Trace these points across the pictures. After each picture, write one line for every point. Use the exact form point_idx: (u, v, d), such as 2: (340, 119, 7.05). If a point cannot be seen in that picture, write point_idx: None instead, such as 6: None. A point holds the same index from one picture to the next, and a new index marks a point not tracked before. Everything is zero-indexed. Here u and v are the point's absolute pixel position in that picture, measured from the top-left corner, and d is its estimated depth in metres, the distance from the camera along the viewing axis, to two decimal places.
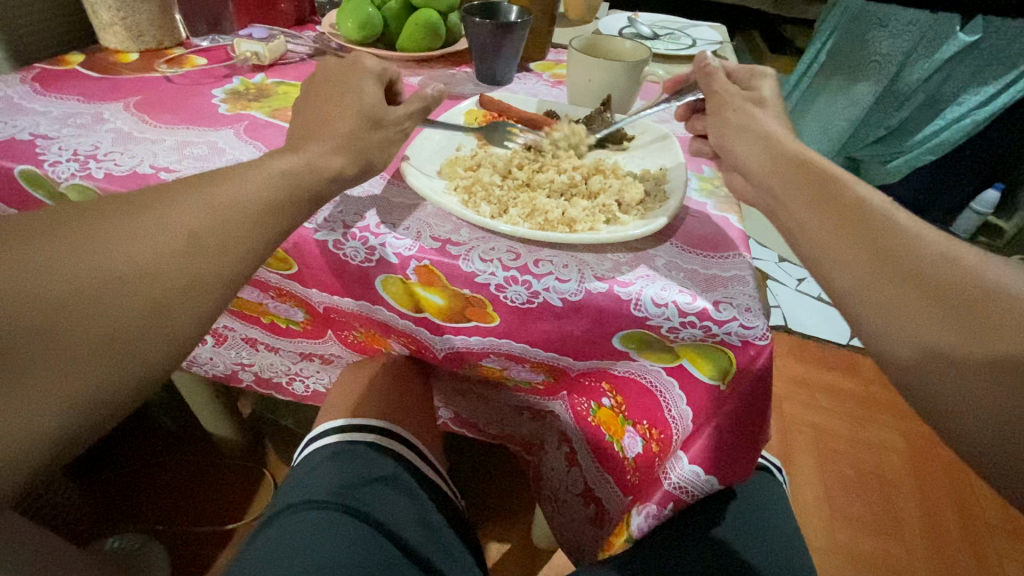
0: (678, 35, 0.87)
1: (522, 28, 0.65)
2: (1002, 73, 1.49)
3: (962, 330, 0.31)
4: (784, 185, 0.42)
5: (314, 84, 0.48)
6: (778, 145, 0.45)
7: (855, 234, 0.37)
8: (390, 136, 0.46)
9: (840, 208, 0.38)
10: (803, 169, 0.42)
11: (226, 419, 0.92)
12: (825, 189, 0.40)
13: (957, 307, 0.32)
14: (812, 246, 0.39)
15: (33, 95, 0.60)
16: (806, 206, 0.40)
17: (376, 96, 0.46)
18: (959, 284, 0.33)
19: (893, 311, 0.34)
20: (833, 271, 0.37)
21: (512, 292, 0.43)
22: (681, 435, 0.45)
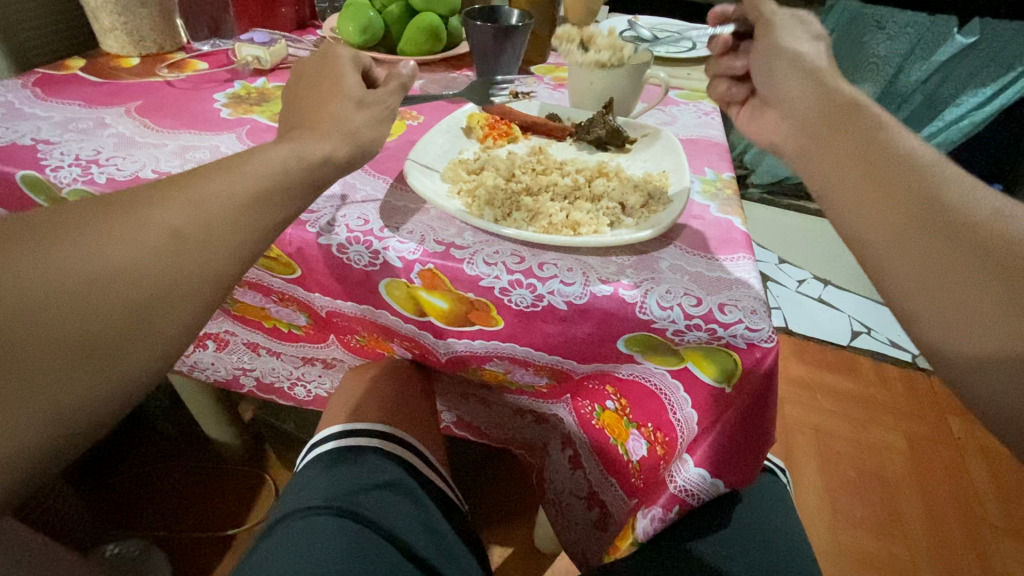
0: (678, 38, 0.87)
1: (522, 31, 0.65)
2: (998, 74, 1.49)
3: (989, 283, 0.31)
4: (825, 123, 0.41)
5: (296, 79, 0.48)
6: (824, 87, 0.43)
7: (893, 188, 0.36)
8: (376, 114, 0.45)
9: (875, 155, 0.37)
10: (845, 109, 0.41)
11: (227, 424, 0.92)
12: (863, 133, 0.39)
13: (988, 261, 0.32)
14: (842, 193, 0.38)
15: (34, 100, 0.60)
16: (843, 148, 0.39)
17: (356, 82, 0.46)
18: (992, 236, 0.32)
19: (918, 262, 0.33)
20: (860, 219, 0.37)
21: (516, 295, 0.43)
22: (687, 438, 0.45)
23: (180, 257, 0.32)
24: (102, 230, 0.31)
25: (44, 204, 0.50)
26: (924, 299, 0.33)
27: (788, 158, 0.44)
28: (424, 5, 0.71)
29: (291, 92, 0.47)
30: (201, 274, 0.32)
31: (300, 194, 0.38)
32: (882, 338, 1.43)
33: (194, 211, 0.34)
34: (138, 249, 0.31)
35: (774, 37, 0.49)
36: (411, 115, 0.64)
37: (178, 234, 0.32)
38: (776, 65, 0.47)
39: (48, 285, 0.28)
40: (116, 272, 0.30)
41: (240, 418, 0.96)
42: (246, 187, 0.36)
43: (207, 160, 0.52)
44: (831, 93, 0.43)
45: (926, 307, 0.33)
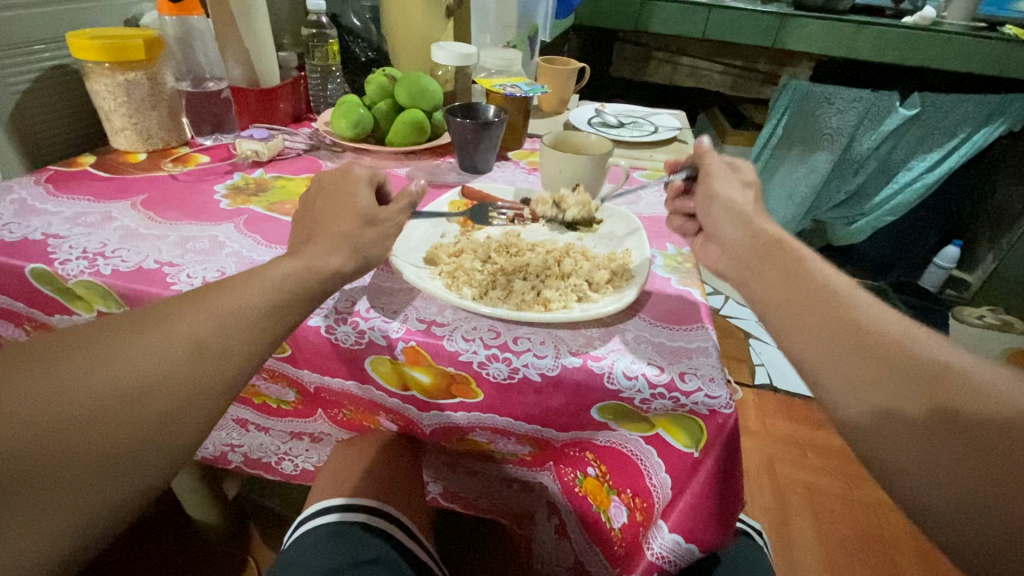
0: (642, 122, 0.96)
1: (499, 125, 0.72)
2: (943, 141, 1.66)
3: (914, 393, 0.34)
4: (754, 267, 0.45)
5: (310, 193, 0.52)
6: (757, 231, 0.47)
7: (820, 322, 0.39)
8: (386, 232, 0.49)
9: (803, 292, 0.41)
10: (774, 250, 0.45)
11: (212, 502, 0.91)
12: (794, 272, 0.43)
13: (913, 381, 0.34)
14: (767, 301, 0.43)
15: (45, 196, 0.64)
16: (769, 266, 0.44)
17: (369, 201, 0.49)
18: (914, 363, 0.35)
19: (824, 357, 0.37)
20: (781, 325, 0.41)
21: (493, 368, 0.46)
22: (663, 503, 0.46)
23: (184, 348, 0.35)
24: (128, 333, 0.35)
25: (52, 294, 0.53)
26: (844, 397, 0.36)
27: (730, 287, 0.48)
28: (410, 102, 0.79)
29: (307, 201, 0.51)
30: (208, 366, 0.36)
31: (293, 288, 0.41)
32: None
33: (205, 312, 0.38)
34: (152, 348, 0.35)
35: (708, 184, 0.53)
36: None
37: (190, 329, 0.36)
38: (715, 206, 0.51)
39: (81, 383, 0.32)
40: (132, 368, 0.33)
41: (225, 496, 0.95)
42: (251, 283, 0.40)
43: (206, 250, 0.56)
44: (759, 236, 0.47)
45: (837, 398, 0.36)
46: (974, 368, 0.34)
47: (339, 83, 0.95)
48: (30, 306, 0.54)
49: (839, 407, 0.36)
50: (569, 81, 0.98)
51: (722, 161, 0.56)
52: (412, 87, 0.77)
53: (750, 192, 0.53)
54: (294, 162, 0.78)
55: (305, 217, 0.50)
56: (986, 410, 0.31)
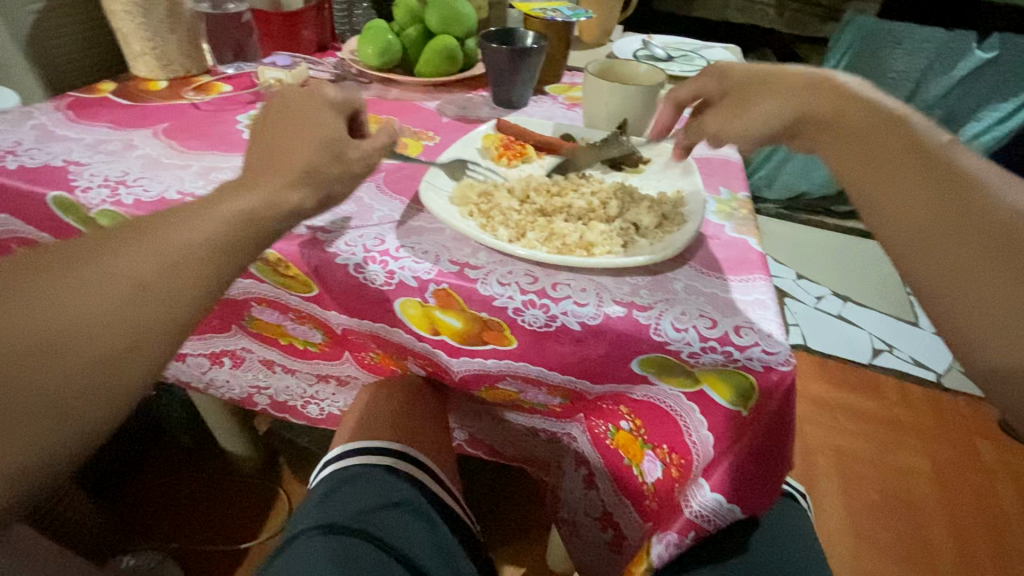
0: (693, 56, 0.88)
1: (538, 52, 0.66)
2: (1021, 89, 1.49)
3: (997, 255, 0.33)
4: (844, 144, 0.40)
5: (272, 112, 0.45)
6: (794, 108, 0.43)
7: (919, 185, 0.36)
8: (355, 170, 0.43)
9: (878, 154, 0.38)
10: (828, 113, 0.41)
11: (243, 437, 0.93)
12: (908, 151, 0.37)
13: (992, 239, 0.33)
14: (881, 200, 0.37)
15: (66, 123, 0.62)
16: (883, 151, 0.38)
17: (338, 128, 0.43)
18: (998, 218, 0.34)
19: (949, 257, 0.34)
20: (895, 235, 0.37)
21: (529, 315, 0.43)
22: (703, 462, 0.44)
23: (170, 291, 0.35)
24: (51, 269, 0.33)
25: (73, 223, 0.51)
26: (976, 330, 0.33)
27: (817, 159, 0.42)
28: (441, 27, 0.73)
29: (262, 126, 0.44)
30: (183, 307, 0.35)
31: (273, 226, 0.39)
32: (906, 356, 1.40)
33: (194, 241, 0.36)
34: (124, 291, 0.34)
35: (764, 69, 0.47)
36: (428, 134, 0.65)
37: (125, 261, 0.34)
38: (722, 110, 0.49)
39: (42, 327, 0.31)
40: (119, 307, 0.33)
41: (255, 432, 0.97)
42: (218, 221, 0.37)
43: (230, 179, 0.54)
44: (829, 104, 0.41)
45: (951, 313, 0.34)
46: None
47: (366, 9, 0.88)
48: (54, 236, 0.53)
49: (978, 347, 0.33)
50: (614, 9, 0.90)
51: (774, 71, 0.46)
52: (444, 9, 0.71)
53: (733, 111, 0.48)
54: None
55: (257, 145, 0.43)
56: None
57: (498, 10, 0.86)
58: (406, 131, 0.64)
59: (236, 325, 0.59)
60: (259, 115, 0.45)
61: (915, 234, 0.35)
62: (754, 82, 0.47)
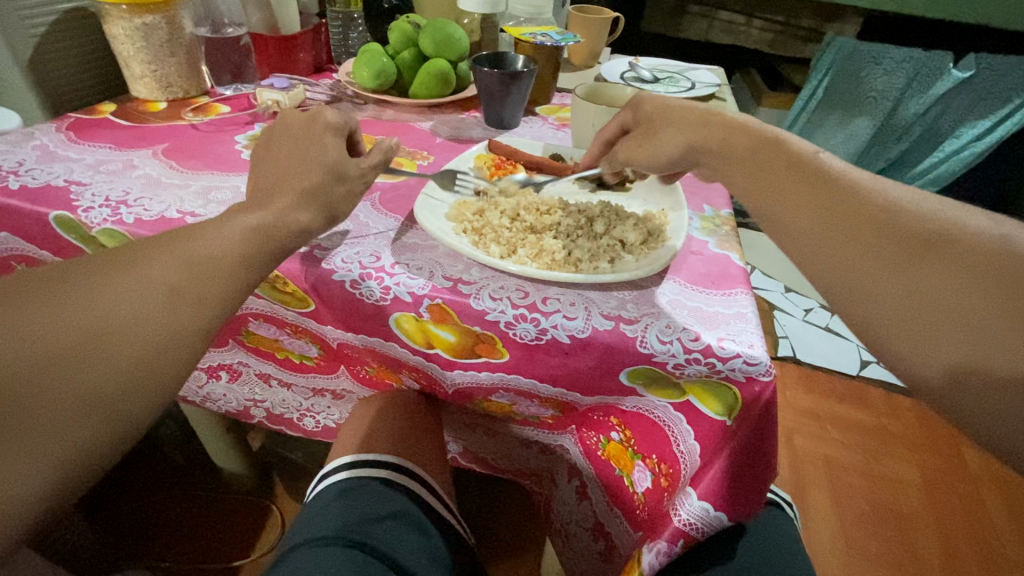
0: (678, 78, 0.91)
1: (528, 76, 0.69)
2: (996, 107, 1.53)
3: (901, 258, 0.36)
4: (749, 170, 0.44)
5: (277, 139, 0.49)
6: (700, 141, 0.47)
7: (825, 204, 0.39)
8: (357, 189, 0.47)
9: (788, 177, 0.42)
10: (737, 143, 0.45)
11: (237, 453, 0.93)
12: (810, 175, 0.41)
13: (898, 243, 0.37)
14: (790, 222, 0.41)
15: (67, 143, 0.63)
16: (785, 178, 0.42)
17: (338, 150, 0.47)
18: (901, 223, 0.38)
19: (852, 258, 0.38)
20: (804, 249, 0.40)
21: (521, 329, 0.45)
22: (691, 470, 0.46)
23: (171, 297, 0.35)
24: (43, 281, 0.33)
25: (74, 242, 0.52)
26: (886, 314, 0.36)
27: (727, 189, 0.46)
28: (435, 51, 0.75)
29: (268, 149, 0.48)
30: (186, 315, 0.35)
31: (269, 235, 0.40)
32: None
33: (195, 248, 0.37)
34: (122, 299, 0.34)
35: (667, 105, 0.51)
36: (421, 154, 0.67)
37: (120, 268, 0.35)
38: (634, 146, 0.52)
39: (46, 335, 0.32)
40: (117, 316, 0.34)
41: (249, 447, 0.97)
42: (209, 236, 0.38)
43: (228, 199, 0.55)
44: (737, 138, 0.45)
45: (869, 312, 0.37)
46: (914, 201, 0.39)
47: (361, 32, 0.91)
48: (55, 254, 0.54)
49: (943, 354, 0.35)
50: (602, 32, 0.93)
51: (673, 106, 0.50)
52: (437, 34, 0.73)
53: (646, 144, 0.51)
54: None
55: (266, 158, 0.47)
56: (937, 236, 0.36)
57: (490, 33, 0.89)
58: (400, 150, 0.66)
59: (232, 340, 0.60)
60: (265, 138, 0.49)
61: (828, 250, 0.39)
62: (655, 119, 0.51)
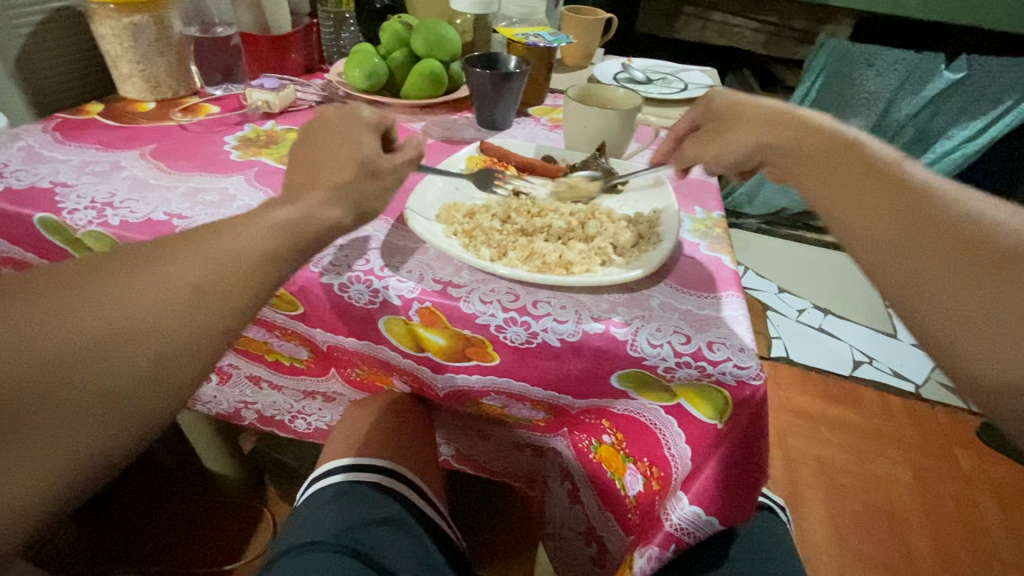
0: (671, 79, 0.91)
1: (520, 77, 0.68)
2: (988, 108, 1.56)
3: (978, 274, 0.34)
4: (819, 169, 0.42)
5: (311, 132, 0.47)
6: (779, 137, 0.45)
7: (899, 206, 0.38)
8: (386, 184, 0.46)
9: (867, 176, 0.40)
10: (820, 138, 0.43)
11: (228, 456, 0.93)
12: (886, 176, 0.39)
13: (974, 260, 0.35)
14: (847, 214, 0.40)
15: (53, 144, 0.63)
16: (863, 176, 0.40)
17: (373, 146, 0.45)
18: (979, 239, 0.35)
19: (923, 267, 0.36)
20: (860, 244, 0.39)
21: (511, 332, 0.44)
22: (682, 475, 0.45)
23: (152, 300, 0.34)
24: (24, 287, 0.33)
25: (59, 244, 0.52)
26: (951, 326, 0.34)
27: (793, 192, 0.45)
28: (426, 51, 0.75)
29: (303, 138, 0.47)
30: None
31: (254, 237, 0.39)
32: (885, 367, 1.43)
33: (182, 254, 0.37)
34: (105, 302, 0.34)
35: (741, 101, 0.49)
36: None
37: (105, 274, 0.34)
38: (707, 139, 0.51)
39: None
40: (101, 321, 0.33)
41: (240, 451, 0.97)
42: (193, 242, 0.38)
43: (216, 201, 0.55)
44: (817, 133, 0.44)
45: (915, 306, 0.36)
46: (1000, 218, 0.37)
47: (353, 32, 0.90)
48: (41, 256, 0.53)
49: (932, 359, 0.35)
50: (595, 33, 0.93)
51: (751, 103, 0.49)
52: (429, 34, 0.73)
53: (720, 136, 0.49)
54: (306, 115, 0.75)
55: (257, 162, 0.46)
56: (1014, 256, 0.34)
57: (483, 33, 0.88)
58: None
59: None
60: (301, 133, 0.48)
61: (899, 255, 0.37)
62: (728, 112, 0.50)
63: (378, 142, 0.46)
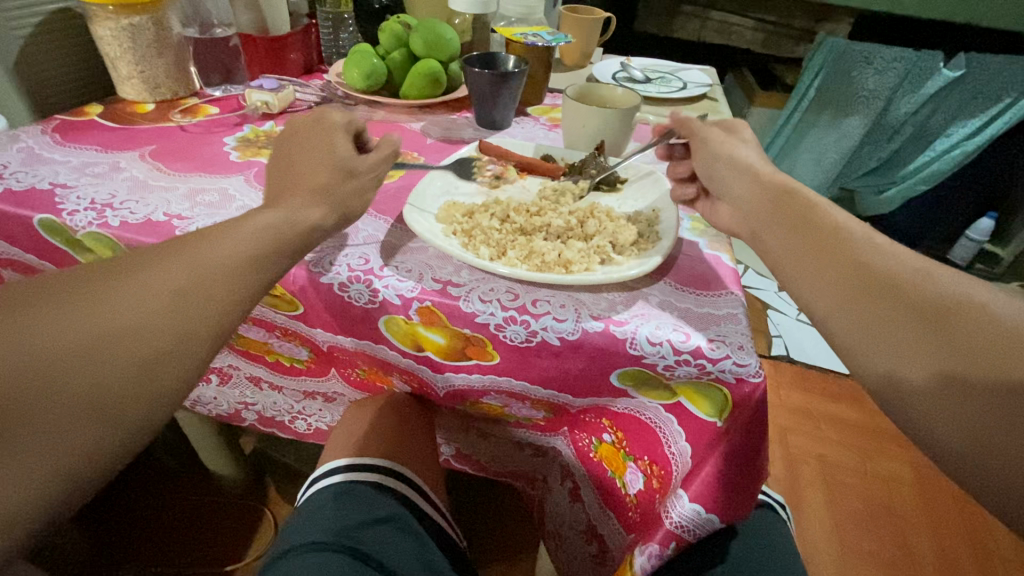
0: (670, 78, 0.91)
1: (519, 76, 0.68)
2: (987, 106, 1.56)
3: (905, 318, 0.35)
4: (768, 214, 0.46)
5: (286, 141, 0.49)
6: (752, 173, 0.50)
7: (831, 255, 0.41)
8: (366, 184, 0.48)
9: (802, 226, 0.43)
10: (770, 188, 0.48)
11: (229, 456, 0.93)
12: (820, 230, 0.42)
13: (903, 306, 0.36)
14: (788, 262, 0.43)
15: (52, 145, 0.63)
16: (801, 229, 0.43)
17: (348, 148, 0.48)
18: (908, 287, 0.36)
19: (852, 313, 0.37)
20: (799, 288, 0.41)
21: (510, 331, 0.45)
22: (682, 470, 0.45)
23: (150, 300, 0.34)
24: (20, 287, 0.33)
25: (59, 246, 0.52)
26: (885, 364, 0.35)
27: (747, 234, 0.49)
28: (425, 52, 0.75)
29: (279, 148, 0.49)
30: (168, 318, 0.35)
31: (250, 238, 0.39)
32: None
33: (185, 258, 0.37)
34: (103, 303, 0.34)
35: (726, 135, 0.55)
36: (412, 155, 0.67)
37: (105, 275, 0.34)
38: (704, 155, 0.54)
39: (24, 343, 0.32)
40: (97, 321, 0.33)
41: (241, 451, 0.97)
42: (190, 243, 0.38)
43: (216, 202, 0.55)
44: (768, 183, 0.48)
45: (860, 360, 0.37)
46: (937, 270, 0.37)
47: (352, 32, 0.90)
48: (40, 258, 0.53)
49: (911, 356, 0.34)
50: (593, 32, 0.93)
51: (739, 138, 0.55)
52: (427, 34, 0.73)
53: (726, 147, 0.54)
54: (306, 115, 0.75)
55: (277, 167, 0.48)
56: (944, 303, 0.35)
57: (482, 33, 0.88)
58: None
59: (221, 343, 0.60)
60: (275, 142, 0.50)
61: (831, 300, 0.39)
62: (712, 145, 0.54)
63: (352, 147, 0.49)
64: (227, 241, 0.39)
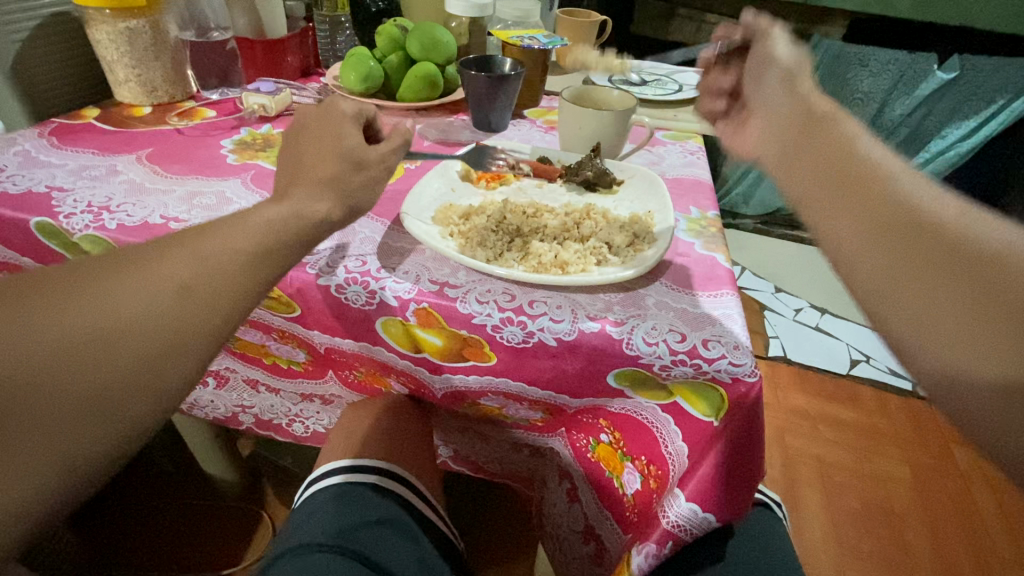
0: (665, 80, 0.92)
1: (515, 78, 0.69)
2: (980, 108, 1.57)
3: (946, 272, 0.32)
4: (795, 148, 0.42)
5: (296, 130, 0.49)
6: (786, 105, 0.46)
7: (862, 194, 0.37)
8: (375, 175, 0.47)
9: (833, 159, 0.39)
10: (803, 118, 0.44)
11: (226, 459, 0.93)
12: (852, 165, 0.39)
13: (946, 260, 0.33)
14: (812, 200, 0.39)
15: (49, 149, 0.63)
16: (831, 163, 0.39)
17: (357, 138, 0.47)
18: (949, 238, 0.33)
19: (885, 261, 0.34)
20: (823, 230, 0.38)
21: (507, 332, 0.45)
22: (679, 471, 0.46)
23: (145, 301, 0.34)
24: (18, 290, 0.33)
25: (55, 248, 0.52)
26: (922, 322, 0.32)
27: (766, 161, 0.46)
28: (423, 54, 0.75)
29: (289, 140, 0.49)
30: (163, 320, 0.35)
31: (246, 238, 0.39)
32: (881, 366, 1.44)
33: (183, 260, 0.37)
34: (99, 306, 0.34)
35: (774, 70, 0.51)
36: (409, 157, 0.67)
37: (101, 276, 0.34)
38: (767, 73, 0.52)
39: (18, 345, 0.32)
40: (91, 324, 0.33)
41: (238, 454, 0.97)
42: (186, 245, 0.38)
43: (213, 204, 0.55)
44: (800, 112, 0.45)
45: (889, 313, 0.34)
46: (976, 218, 0.34)
47: (348, 36, 0.91)
48: (36, 260, 0.53)
49: (908, 358, 0.33)
50: (589, 36, 0.94)
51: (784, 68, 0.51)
52: (424, 37, 0.74)
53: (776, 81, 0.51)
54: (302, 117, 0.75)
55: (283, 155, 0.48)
56: (988, 258, 0.32)
57: (478, 36, 0.89)
58: None
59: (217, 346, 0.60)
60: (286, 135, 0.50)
61: (859, 243, 0.36)
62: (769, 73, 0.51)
63: (361, 135, 0.48)
64: (223, 244, 0.39)
